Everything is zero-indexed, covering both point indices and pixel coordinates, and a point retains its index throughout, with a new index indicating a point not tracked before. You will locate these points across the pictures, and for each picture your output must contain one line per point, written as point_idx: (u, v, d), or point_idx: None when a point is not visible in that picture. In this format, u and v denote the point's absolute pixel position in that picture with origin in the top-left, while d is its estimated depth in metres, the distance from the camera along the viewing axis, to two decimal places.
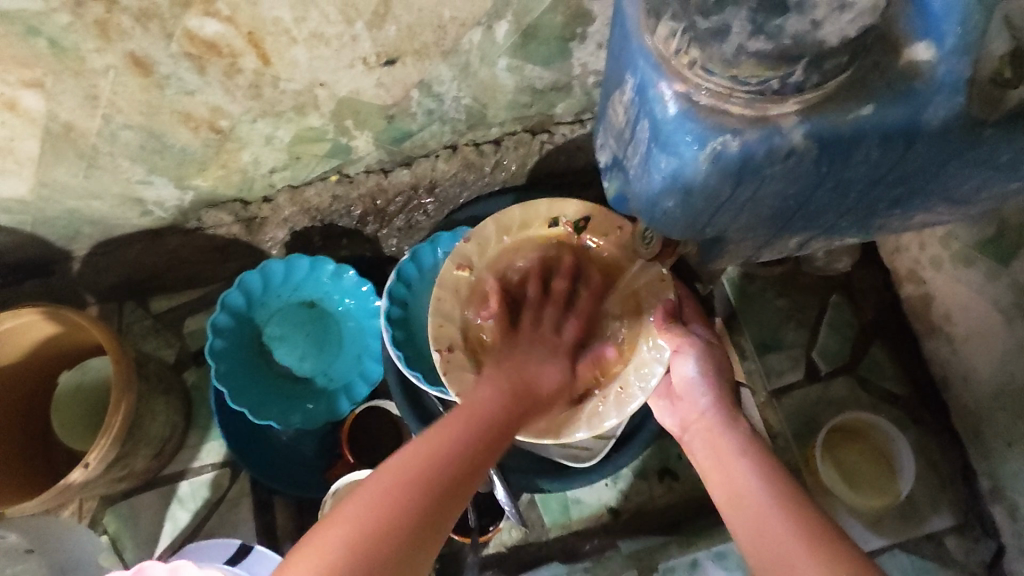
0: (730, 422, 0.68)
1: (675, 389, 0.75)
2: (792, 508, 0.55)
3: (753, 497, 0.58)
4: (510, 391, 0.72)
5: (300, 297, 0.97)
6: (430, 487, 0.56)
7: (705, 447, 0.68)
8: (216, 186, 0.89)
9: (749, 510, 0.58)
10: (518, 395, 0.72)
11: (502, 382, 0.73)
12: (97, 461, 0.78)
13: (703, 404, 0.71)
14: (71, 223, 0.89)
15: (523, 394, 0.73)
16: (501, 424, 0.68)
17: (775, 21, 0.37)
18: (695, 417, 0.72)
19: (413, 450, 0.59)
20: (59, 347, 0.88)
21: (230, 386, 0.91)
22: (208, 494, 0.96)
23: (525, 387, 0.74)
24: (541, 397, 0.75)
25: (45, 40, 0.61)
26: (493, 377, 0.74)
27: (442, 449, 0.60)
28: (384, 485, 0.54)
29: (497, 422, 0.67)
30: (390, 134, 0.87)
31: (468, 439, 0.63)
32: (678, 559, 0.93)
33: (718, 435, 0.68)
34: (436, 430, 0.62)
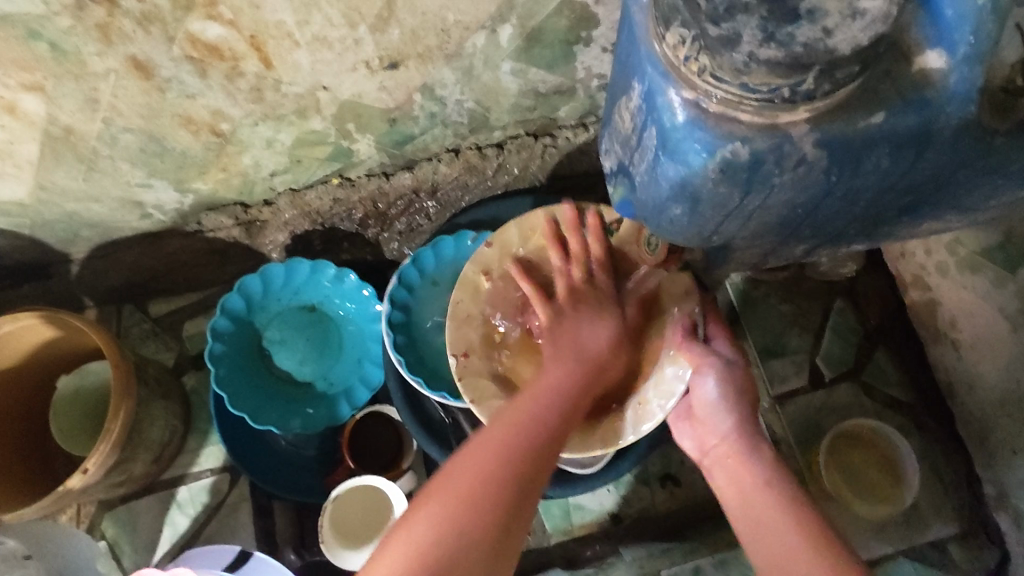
0: (756, 454, 0.66)
1: (695, 411, 0.72)
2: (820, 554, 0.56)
3: (784, 542, 0.58)
4: (585, 364, 0.69)
5: (301, 301, 0.97)
6: (513, 470, 0.57)
7: (729, 475, 0.67)
8: (216, 189, 0.88)
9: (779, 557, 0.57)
10: (589, 367, 0.69)
11: (567, 350, 0.70)
12: (95, 467, 0.77)
13: (724, 430, 0.69)
14: (70, 226, 0.89)
15: (589, 362, 0.70)
16: (578, 398, 0.67)
17: (786, 30, 0.36)
18: (714, 443, 0.70)
19: (490, 437, 0.59)
20: (57, 351, 0.87)
21: (229, 390, 0.90)
22: (207, 500, 0.96)
23: (595, 358, 0.70)
24: (606, 362, 0.71)
25: (45, 43, 0.60)
26: (555, 353, 0.70)
27: (517, 436, 0.60)
28: (466, 475, 0.56)
29: (574, 395, 0.66)
30: (392, 137, 0.86)
31: (544, 421, 0.62)
32: (681, 566, 0.93)
33: (743, 465, 0.66)
34: (508, 416, 0.62)
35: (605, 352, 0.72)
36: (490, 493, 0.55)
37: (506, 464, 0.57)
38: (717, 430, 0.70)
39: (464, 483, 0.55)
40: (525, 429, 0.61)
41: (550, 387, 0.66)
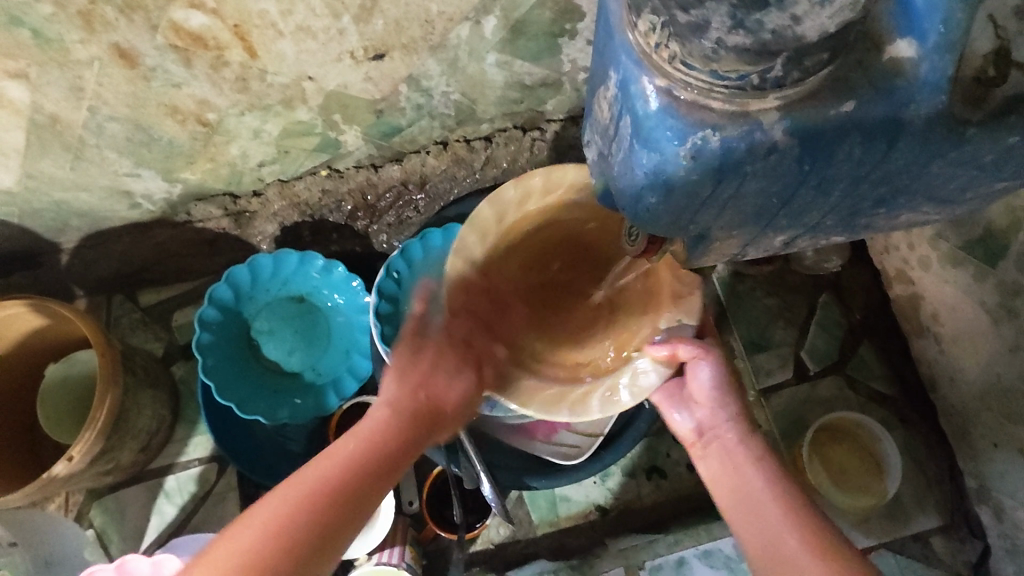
0: (749, 437, 0.67)
1: (692, 398, 0.70)
2: (808, 530, 0.58)
3: (771, 524, 0.60)
4: (410, 407, 0.68)
5: (289, 292, 0.97)
6: (350, 479, 0.60)
7: (722, 458, 0.67)
8: (204, 180, 0.89)
9: (771, 537, 0.59)
10: (421, 418, 0.68)
11: (404, 404, 0.68)
12: (81, 454, 0.77)
13: (723, 417, 0.68)
14: (58, 215, 0.89)
15: (428, 412, 0.69)
16: (400, 443, 0.65)
17: (756, 15, 0.35)
18: (706, 422, 0.69)
19: (295, 489, 0.57)
20: (45, 339, 0.88)
21: (216, 380, 0.91)
22: (194, 489, 0.96)
23: (437, 406, 0.70)
24: (449, 416, 0.71)
25: (28, 30, 0.60)
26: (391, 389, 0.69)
27: (306, 499, 0.57)
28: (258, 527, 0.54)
29: (393, 448, 0.64)
30: (380, 129, 0.86)
31: (338, 478, 0.60)
32: (665, 557, 0.92)
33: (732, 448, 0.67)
34: (314, 473, 0.59)
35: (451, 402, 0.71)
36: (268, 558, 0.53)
37: (277, 537, 0.54)
38: (712, 416, 0.69)
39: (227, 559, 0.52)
40: (325, 482, 0.59)
41: (342, 459, 0.61)
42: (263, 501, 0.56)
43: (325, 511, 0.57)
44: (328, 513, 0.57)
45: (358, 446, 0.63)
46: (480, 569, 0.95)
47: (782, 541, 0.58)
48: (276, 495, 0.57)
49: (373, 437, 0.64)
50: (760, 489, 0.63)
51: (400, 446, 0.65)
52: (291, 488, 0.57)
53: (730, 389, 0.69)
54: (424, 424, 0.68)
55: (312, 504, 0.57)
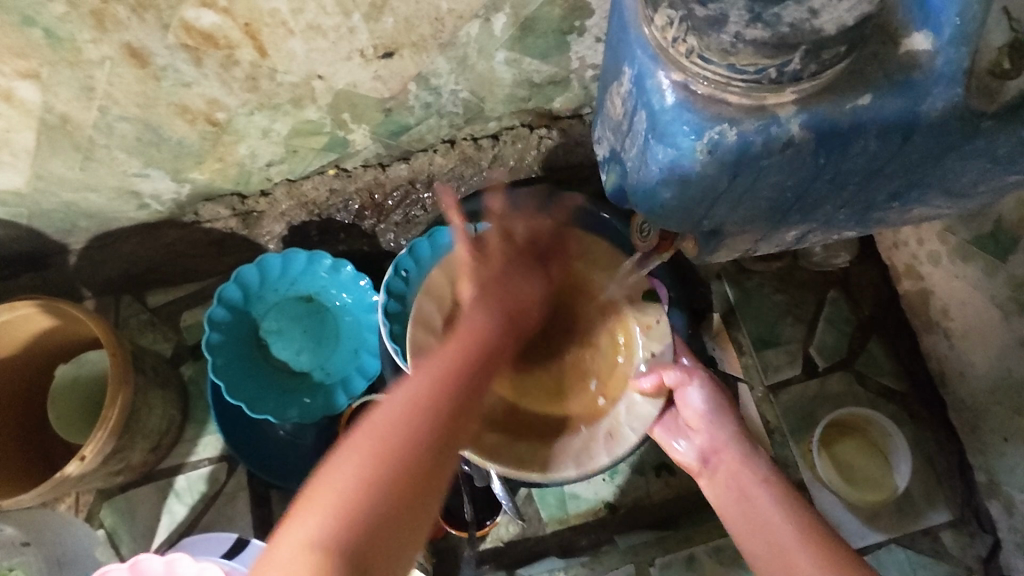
0: (753, 458, 0.71)
1: (690, 421, 0.76)
2: (815, 547, 0.60)
3: (778, 538, 0.62)
4: (501, 308, 0.67)
5: (297, 291, 0.97)
6: (467, 377, 0.58)
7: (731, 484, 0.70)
8: (213, 180, 0.89)
9: (780, 554, 0.61)
10: (512, 322, 0.67)
11: (492, 299, 0.67)
12: (93, 454, 0.77)
13: (726, 438, 0.73)
14: (67, 216, 0.89)
15: (513, 311, 0.68)
16: (504, 337, 0.66)
17: (773, 10, 0.37)
18: (713, 450, 0.74)
19: (404, 393, 0.54)
20: (56, 340, 0.88)
21: (226, 379, 0.91)
22: (204, 488, 0.96)
23: (518, 299, 0.69)
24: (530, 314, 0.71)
25: (40, 30, 0.61)
26: (480, 295, 0.67)
27: (427, 394, 0.54)
28: (378, 433, 0.50)
29: (497, 345, 0.64)
30: (388, 127, 0.87)
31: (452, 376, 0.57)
32: (675, 554, 0.94)
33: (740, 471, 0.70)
34: (431, 369, 0.57)
35: (535, 293, 0.71)
36: (420, 437, 0.51)
37: (417, 415, 0.52)
38: (717, 442, 0.74)
39: (380, 438, 0.50)
40: (443, 376, 0.56)
41: (448, 359, 0.59)
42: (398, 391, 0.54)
43: (456, 393, 0.56)
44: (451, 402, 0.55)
45: (460, 344, 0.61)
46: (490, 568, 0.95)
47: (788, 558, 0.60)
48: (405, 386, 0.55)
49: (478, 335, 0.63)
50: (766, 504, 0.66)
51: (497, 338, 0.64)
52: (418, 380, 0.56)
53: (727, 411, 0.76)
54: (513, 318, 0.68)
55: (444, 400, 0.54)
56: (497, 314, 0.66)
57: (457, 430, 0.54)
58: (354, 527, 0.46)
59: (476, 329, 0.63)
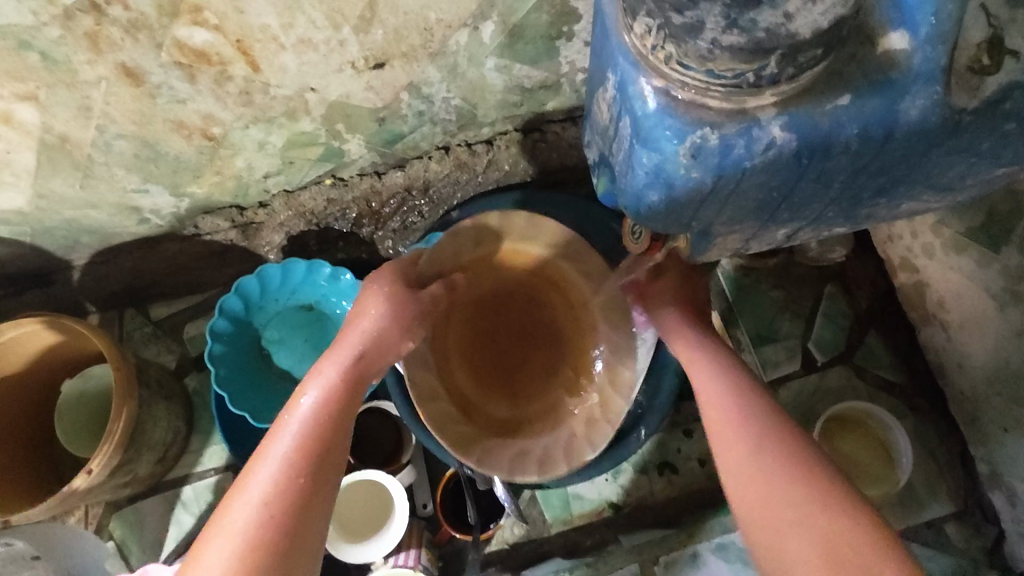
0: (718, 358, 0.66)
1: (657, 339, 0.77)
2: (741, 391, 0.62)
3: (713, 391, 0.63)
4: (346, 377, 0.62)
5: (298, 301, 0.99)
6: (316, 444, 0.55)
7: (717, 392, 0.62)
8: (211, 193, 0.90)
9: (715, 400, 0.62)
10: (354, 386, 0.62)
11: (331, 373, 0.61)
12: (99, 467, 0.78)
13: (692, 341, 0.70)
14: (69, 233, 0.90)
15: (357, 368, 0.63)
16: (353, 392, 0.61)
17: (749, 15, 0.37)
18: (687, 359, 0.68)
19: (267, 469, 0.52)
20: (61, 355, 0.89)
21: (230, 390, 0.92)
22: (211, 498, 0.97)
23: (366, 355, 0.64)
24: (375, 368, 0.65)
25: (36, 53, 0.62)
26: (319, 373, 0.61)
27: (285, 465, 0.52)
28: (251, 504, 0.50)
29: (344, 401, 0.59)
30: (382, 136, 0.88)
31: (302, 445, 0.54)
32: (679, 552, 0.91)
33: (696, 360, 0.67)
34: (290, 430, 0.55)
35: (380, 344, 0.66)
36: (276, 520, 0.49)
37: (271, 500, 0.50)
38: (688, 352, 0.69)
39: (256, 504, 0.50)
40: (295, 444, 0.54)
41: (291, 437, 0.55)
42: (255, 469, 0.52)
43: (310, 463, 0.53)
44: (319, 457, 0.54)
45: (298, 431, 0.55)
46: (496, 570, 0.95)
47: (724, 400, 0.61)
48: (265, 454, 0.53)
49: (309, 414, 0.57)
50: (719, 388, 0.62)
51: (339, 407, 0.59)
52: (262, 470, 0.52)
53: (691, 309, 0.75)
54: (353, 382, 0.62)
55: (307, 453, 0.54)
56: (328, 378, 0.60)
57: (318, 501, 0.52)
58: None
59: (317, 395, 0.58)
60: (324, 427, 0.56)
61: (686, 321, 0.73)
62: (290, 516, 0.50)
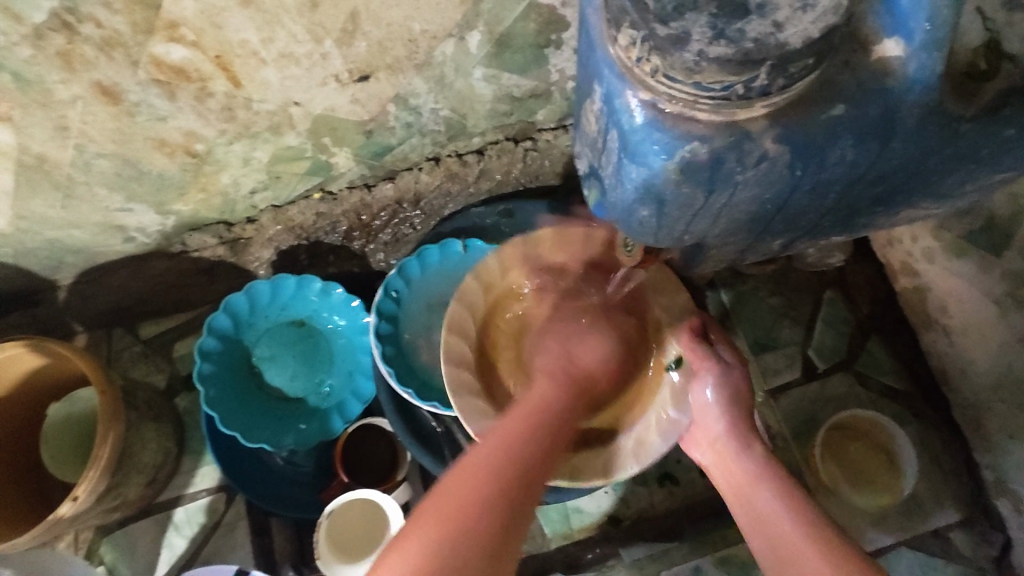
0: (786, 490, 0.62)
1: (695, 414, 0.72)
2: (822, 539, 0.56)
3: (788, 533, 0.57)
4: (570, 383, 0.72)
5: (288, 316, 0.96)
6: (546, 430, 0.64)
7: (794, 531, 0.57)
8: (197, 210, 0.88)
9: (790, 545, 0.57)
10: (578, 394, 0.72)
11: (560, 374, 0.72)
12: (86, 493, 0.76)
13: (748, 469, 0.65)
14: (53, 253, 0.88)
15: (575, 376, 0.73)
16: (566, 415, 0.68)
17: (736, 26, 0.36)
18: (741, 482, 0.65)
19: (504, 429, 0.63)
20: (47, 378, 0.87)
21: (220, 410, 0.90)
22: (203, 519, 0.95)
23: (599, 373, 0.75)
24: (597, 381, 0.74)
25: (9, 74, 0.60)
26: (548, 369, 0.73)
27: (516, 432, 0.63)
28: (490, 448, 0.60)
29: (561, 419, 0.67)
30: (371, 149, 0.86)
31: (535, 430, 0.64)
32: (681, 566, 0.91)
33: (755, 483, 0.64)
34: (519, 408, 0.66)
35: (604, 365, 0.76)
36: (497, 485, 0.57)
37: (501, 460, 0.59)
38: (744, 475, 0.65)
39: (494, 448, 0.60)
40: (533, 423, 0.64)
41: (517, 419, 0.64)
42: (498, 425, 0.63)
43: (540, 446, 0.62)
44: (549, 438, 0.64)
45: (524, 409, 0.66)
46: None
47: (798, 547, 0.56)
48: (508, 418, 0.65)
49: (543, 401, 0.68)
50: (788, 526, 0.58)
51: (562, 405, 0.68)
52: (485, 444, 0.61)
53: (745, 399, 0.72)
54: (577, 391, 0.71)
55: (534, 426, 0.64)
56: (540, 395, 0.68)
57: (530, 496, 0.58)
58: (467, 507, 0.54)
59: (533, 406, 0.67)
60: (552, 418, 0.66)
61: (737, 420, 0.70)
62: (524, 473, 0.59)
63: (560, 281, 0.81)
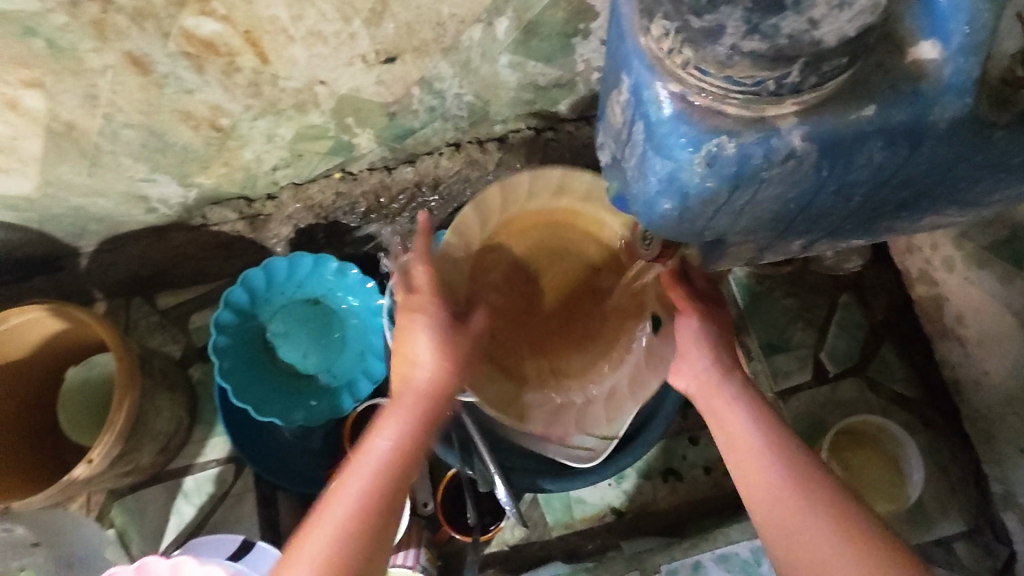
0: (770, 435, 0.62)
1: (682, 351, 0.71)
2: (807, 492, 0.57)
3: (772, 483, 0.59)
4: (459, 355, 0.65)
5: (304, 294, 0.97)
6: (420, 423, 0.60)
7: (776, 482, 0.58)
8: (219, 184, 0.89)
9: (773, 493, 0.58)
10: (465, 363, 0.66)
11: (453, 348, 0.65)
12: (100, 457, 0.78)
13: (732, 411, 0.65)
14: (77, 220, 0.90)
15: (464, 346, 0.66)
16: (445, 394, 0.63)
17: (770, 21, 0.35)
18: (738, 442, 0.62)
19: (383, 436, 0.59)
20: (66, 342, 0.89)
21: (234, 382, 0.91)
22: (212, 489, 0.96)
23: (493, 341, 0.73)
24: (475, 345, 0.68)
25: (42, 41, 0.61)
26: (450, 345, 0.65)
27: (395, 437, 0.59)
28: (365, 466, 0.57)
29: (438, 403, 0.62)
30: (392, 131, 0.87)
31: (410, 427, 0.60)
32: (682, 560, 0.87)
33: (758, 460, 0.60)
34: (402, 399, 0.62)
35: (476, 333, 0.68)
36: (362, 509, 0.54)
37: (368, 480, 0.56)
38: (739, 432, 0.63)
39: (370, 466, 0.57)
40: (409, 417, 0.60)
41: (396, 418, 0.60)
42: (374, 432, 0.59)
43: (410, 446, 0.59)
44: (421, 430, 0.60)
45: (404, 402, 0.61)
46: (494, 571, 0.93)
47: (782, 499, 0.57)
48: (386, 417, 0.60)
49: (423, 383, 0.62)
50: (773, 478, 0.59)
51: (443, 385, 0.63)
52: (342, 488, 0.56)
53: (723, 348, 0.70)
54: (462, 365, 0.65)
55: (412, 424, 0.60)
56: (411, 398, 0.62)
57: (393, 505, 0.56)
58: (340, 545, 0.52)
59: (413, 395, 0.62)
60: (429, 402, 0.62)
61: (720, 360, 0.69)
62: (391, 486, 0.57)
63: (549, 231, 0.76)
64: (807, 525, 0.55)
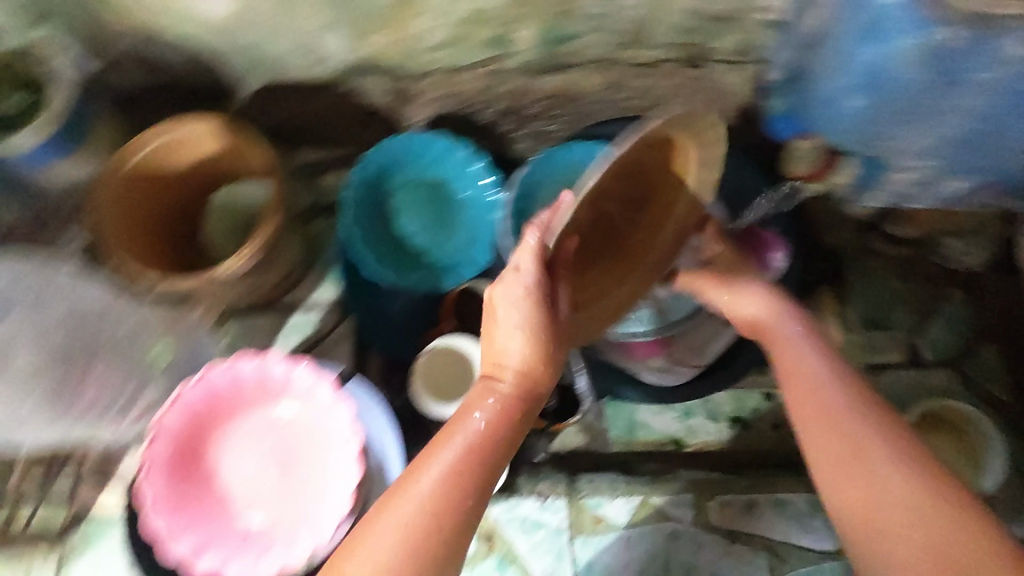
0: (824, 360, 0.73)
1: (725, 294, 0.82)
2: (860, 411, 0.68)
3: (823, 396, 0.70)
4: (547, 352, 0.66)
5: (427, 176, 1.03)
6: (509, 419, 0.63)
7: (831, 397, 0.69)
8: (382, 51, 0.94)
9: (821, 403, 0.69)
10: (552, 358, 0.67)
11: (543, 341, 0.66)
12: (246, 257, 0.86)
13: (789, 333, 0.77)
14: (249, 60, 0.97)
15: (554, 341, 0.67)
16: (533, 390, 0.65)
17: None
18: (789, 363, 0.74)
19: (475, 427, 0.61)
20: (218, 164, 0.97)
21: (354, 235, 0.99)
22: (315, 330, 1.03)
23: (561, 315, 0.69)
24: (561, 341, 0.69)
25: None
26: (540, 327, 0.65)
27: (484, 431, 0.61)
28: (455, 451, 0.60)
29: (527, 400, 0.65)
30: (553, 33, 0.89)
31: (501, 422, 0.62)
32: (737, 496, 0.94)
33: (820, 391, 0.70)
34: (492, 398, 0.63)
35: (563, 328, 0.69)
36: (456, 496, 0.58)
37: (458, 469, 0.59)
38: (795, 356, 0.74)
39: (459, 451, 0.60)
40: (496, 414, 0.62)
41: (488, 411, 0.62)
42: (462, 421, 0.61)
43: (501, 438, 0.62)
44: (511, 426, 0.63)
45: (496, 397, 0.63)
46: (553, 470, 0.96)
47: (831, 410, 0.68)
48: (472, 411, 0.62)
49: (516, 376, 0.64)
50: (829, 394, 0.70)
51: (530, 383, 0.64)
52: (430, 472, 0.59)
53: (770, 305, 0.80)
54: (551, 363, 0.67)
55: (502, 418, 0.63)
56: (501, 396, 0.64)
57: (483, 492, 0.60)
58: (426, 529, 0.56)
59: (506, 389, 0.64)
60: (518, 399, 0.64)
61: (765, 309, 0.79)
62: (483, 476, 0.60)
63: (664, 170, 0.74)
64: (868, 462, 0.64)
